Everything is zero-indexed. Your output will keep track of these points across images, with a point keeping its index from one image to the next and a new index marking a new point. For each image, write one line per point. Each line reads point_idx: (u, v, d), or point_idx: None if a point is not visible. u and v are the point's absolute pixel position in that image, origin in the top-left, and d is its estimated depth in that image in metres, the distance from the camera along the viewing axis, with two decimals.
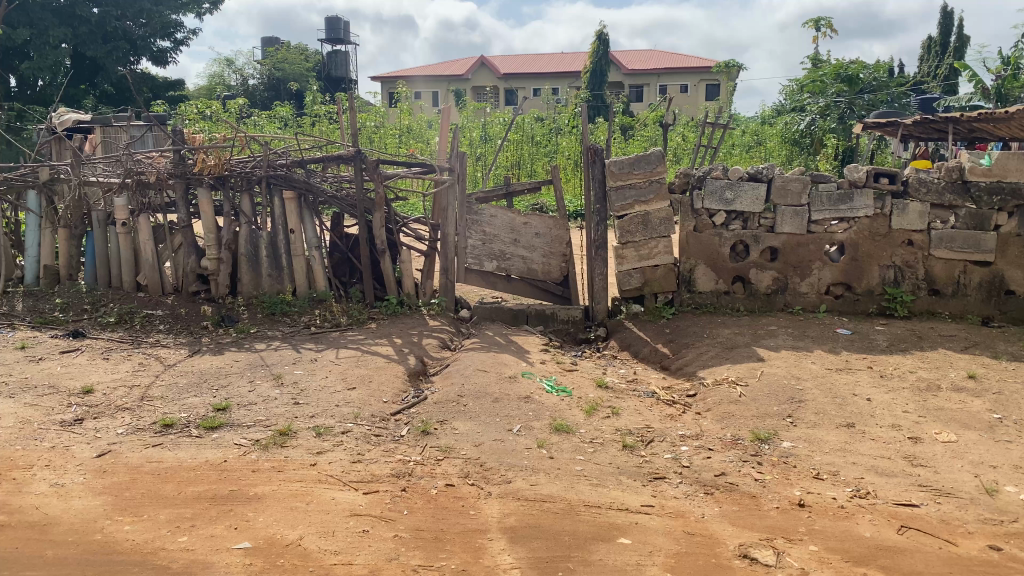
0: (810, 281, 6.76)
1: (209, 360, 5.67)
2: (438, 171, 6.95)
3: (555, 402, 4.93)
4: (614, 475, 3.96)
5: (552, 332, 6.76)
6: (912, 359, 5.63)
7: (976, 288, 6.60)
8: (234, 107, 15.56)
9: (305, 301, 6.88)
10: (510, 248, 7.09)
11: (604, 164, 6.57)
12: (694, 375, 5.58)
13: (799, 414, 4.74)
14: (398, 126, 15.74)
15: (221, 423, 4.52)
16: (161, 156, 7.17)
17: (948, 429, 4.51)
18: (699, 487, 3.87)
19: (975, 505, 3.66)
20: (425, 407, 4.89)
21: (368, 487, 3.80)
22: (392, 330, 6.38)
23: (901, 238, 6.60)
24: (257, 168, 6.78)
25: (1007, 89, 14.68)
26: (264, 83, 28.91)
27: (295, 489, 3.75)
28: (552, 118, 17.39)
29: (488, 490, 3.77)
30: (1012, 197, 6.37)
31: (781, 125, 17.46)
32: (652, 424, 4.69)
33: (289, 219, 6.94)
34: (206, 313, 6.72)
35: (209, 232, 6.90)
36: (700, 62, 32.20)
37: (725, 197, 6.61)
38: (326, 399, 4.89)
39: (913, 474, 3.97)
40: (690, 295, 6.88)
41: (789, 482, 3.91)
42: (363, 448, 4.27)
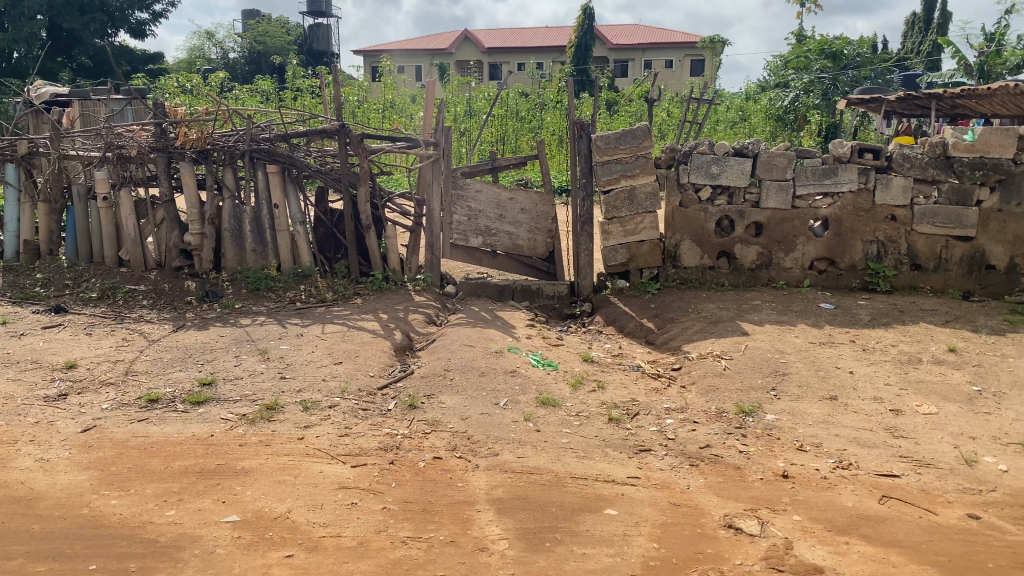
0: (794, 256, 6.80)
1: (194, 335, 5.65)
2: (424, 145, 6.91)
3: (542, 376, 4.96)
4: (600, 448, 3.99)
5: (539, 307, 6.77)
6: (894, 333, 5.70)
7: (958, 263, 6.66)
8: (215, 81, 15.40)
9: (289, 277, 6.84)
10: (495, 223, 7.07)
11: (591, 138, 6.54)
12: (679, 350, 5.62)
13: (783, 387, 4.79)
14: (381, 101, 15.62)
15: (207, 397, 4.51)
16: (143, 129, 7.10)
17: (929, 401, 4.58)
18: (684, 459, 3.91)
19: (955, 475, 3.73)
20: (412, 381, 4.91)
21: (356, 460, 3.81)
22: (378, 305, 6.37)
23: (884, 213, 6.65)
24: (240, 142, 6.73)
25: (989, 66, 14.85)
26: (244, 57, 28.57)
27: (283, 463, 3.75)
28: (537, 94, 17.33)
29: (475, 463, 3.80)
30: (994, 172, 6.45)
31: (765, 100, 17.47)
32: (638, 397, 4.73)
33: (273, 194, 6.88)
34: (190, 289, 6.68)
35: (192, 206, 6.86)
36: (686, 37, 32.15)
37: (710, 171, 6.61)
38: (312, 374, 4.89)
39: (894, 446, 4.03)
40: (675, 270, 6.89)
41: (772, 454, 3.96)
42: (350, 421, 4.28)
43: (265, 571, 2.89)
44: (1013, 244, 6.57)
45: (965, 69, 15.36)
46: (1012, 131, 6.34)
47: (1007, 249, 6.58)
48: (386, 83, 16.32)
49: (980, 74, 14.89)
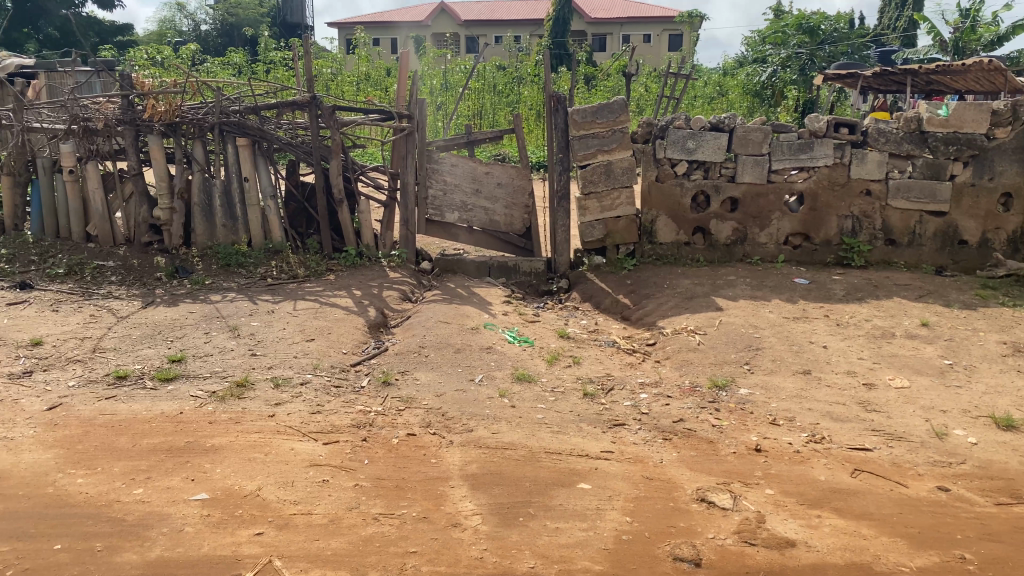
0: (769, 231, 6.81)
1: (164, 311, 5.56)
2: (397, 118, 6.80)
3: (517, 352, 4.93)
4: (575, 423, 3.98)
5: (515, 284, 6.72)
6: (867, 308, 5.72)
7: (931, 239, 6.70)
8: (185, 53, 15.08)
9: (261, 253, 6.74)
10: (471, 198, 7.01)
11: (567, 112, 6.48)
12: (655, 325, 5.61)
13: (757, 361, 4.81)
14: (356, 74, 15.41)
15: (176, 374, 4.44)
16: (109, 101, 6.93)
17: (901, 375, 4.61)
18: (657, 433, 3.91)
19: (926, 448, 3.75)
20: (385, 358, 4.86)
21: (328, 438, 3.77)
22: (352, 282, 6.30)
23: (859, 188, 6.66)
24: (210, 114, 6.59)
25: (964, 42, 14.94)
26: (217, 29, 28.04)
27: (253, 440, 3.70)
28: (514, 67, 17.16)
29: (449, 439, 3.77)
30: (968, 147, 6.46)
31: (743, 76, 17.45)
32: (613, 372, 4.72)
33: (243, 167, 6.76)
34: (160, 265, 6.56)
35: (160, 180, 6.73)
36: (664, 12, 32.02)
37: (686, 146, 6.58)
38: (284, 351, 4.83)
39: (866, 419, 4.05)
40: (651, 246, 6.87)
41: (746, 428, 3.96)
42: (323, 399, 4.23)
43: (234, 549, 2.85)
44: (985, 219, 6.61)
45: (940, 45, 15.43)
46: (985, 106, 6.33)
47: (979, 223, 6.62)
48: (361, 55, 16.08)
49: (955, 50, 14.98)
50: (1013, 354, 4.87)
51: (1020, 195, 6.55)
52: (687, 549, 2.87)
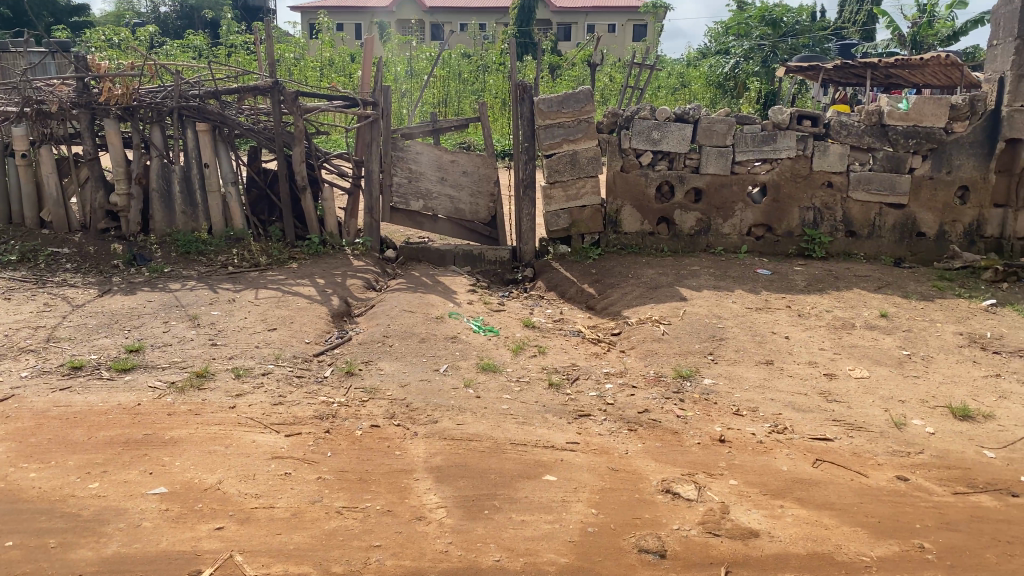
0: (732, 222, 6.86)
1: (121, 300, 5.43)
2: (362, 105, 6.71)
3: (482, 341, 4.91)
4: (540, 414, 3.97)
5: (480, 272, 6.69)
6: (828, 299, 5.79)
7: (890, 230, 6.80)
8: (144, 35, 14.74)
9: (221, 240, 6.62)
10: (436, 187, 6.96)
11: (533, 101, 6.44)
12: (619, 315, 5.62)
13: (720, 351, 4.84)
14: (319, 60, 15.24)
15: (134, 364, 4.35)
16: (64, 83, 6.76)
17: (861, 365, 4.67)
18: (622, 424, 3.91)
19: (885, 438, 3.81)
20: (349, 347, 4.80)
21: (291, 429, 3.72)
22: (315, 270, 6.22)
23: (821, 180, 6.73)
24: (169, 99, 6.45)
25: (921, 37, 15.21)
26: (176, 12, 27.58)
27: (213, 433, 3.63)
28: (478, 56, 17.08)
29: (413, 431, 3.73)
30: (927, 141, 6.54)
31: (706, 67, 17.55)
32: (578, 362, 4.72)
33: (203, 153, 6.62)
34: (116, 252, 6.42)
35: (117, 165, 6.58)
36: (628, 2, 32.08)
37: (651, 137, 6.58)
38: (246, 340, 4.75)
39: (827, 409, 4.11)
40: (615, 236, 6.87)
41: (710, 419, 3.98)
42: (285, 390, 4.17)
43: (194, 544, 2.79)
44: (942, 212, 6.72)
45: (898, 39, 15.69)
46: (944, 101, 6.42)
47: (937, 216, 6.72)
48: (324, 40, 15.87)
49: (912, 44, 15.24)
50: (968, 345, 4.96)
51: (976, 189, 6.66)
52: (652, 541, 2.88)
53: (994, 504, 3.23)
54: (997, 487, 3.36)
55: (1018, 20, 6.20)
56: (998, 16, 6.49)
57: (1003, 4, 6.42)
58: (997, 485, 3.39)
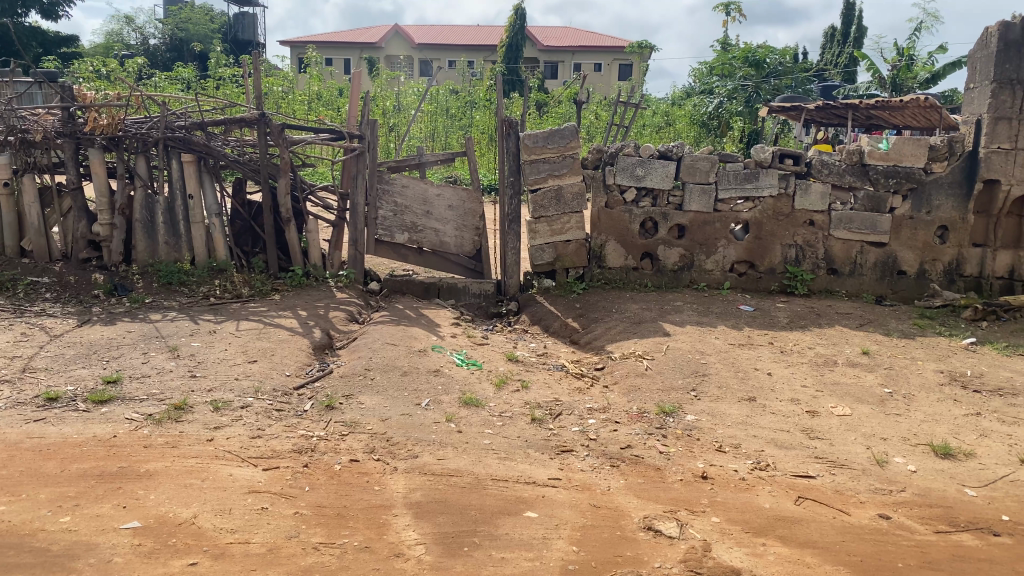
0: (715, 258, 6.89)
1: (100, 330, 5.38)
2: (347, 138, 6.72)
3: (466, 375, 4.88)
4: (522, 449, 3.94)
5: (465, 305, 6.68)
6: (811, 336, 5.81)
7: (872, 268, 6.85)
8: (132, 66, 14.79)
9: (204, 271, 6.59)
10: (422, 220, 6.95)
11: (519, 137, 6.48)
12: (603, 350, 5.62)
13: (703, 388, 4.83)
14: (307, 93, 15.35)
15: (111, 396, 4.29)
16: (49, 112, 6.74)
17: (843, 403, 4.67)
18: (605, 460, 3.88)
19: (866, 476, 3.80)
20: (330, 381, 4.76)
21: (268, 463, 3.67)
22: (297, 302, 6.19)
23: (803, 218, 6.80)
24: (154, 129, 6.46)
25: (901, 80, 15.54)
26: (165, 44, 27.77)
27: (190, 466, 3.58)
28: (466, 92, 17.26)
29: (393, 465, 3.69)
30: (907, 181, 6.62)
31: (690, 106, 17.81)
32: (561, 397, 4.69)
33: (188, 184, 6.63)
34: (97, 282, 6.37)
35: (101, 195, 6.57)
36: (614, 42, 32.56)
37: (635, 173, 6.64)
38: (225, 373, 4.70)
39: (809, 446, 4.10)
40: (599, 270, 6.90)
41: (692, 455, 3.97)
42: (264, 423, 4.12)
43: None
44: (922, 251, 6.78)
45: (879, 82, 16.00)
46: (924, 142, 6.52)
47: (916, 255, 6.79)
48: (313, 74, 15.99)
49: (893, 86, 15.54)
50: (950, 383, 4.98)
51: (955, 229, 6.73)
52: None
53: (976, 543, 3.22)
54: (979, 526, 3.35)
55: (993, 64, 6.30)
56: (975, 60, 6.60)
57: (980, 47, 6.50)
58: (978, 523, 3.38)
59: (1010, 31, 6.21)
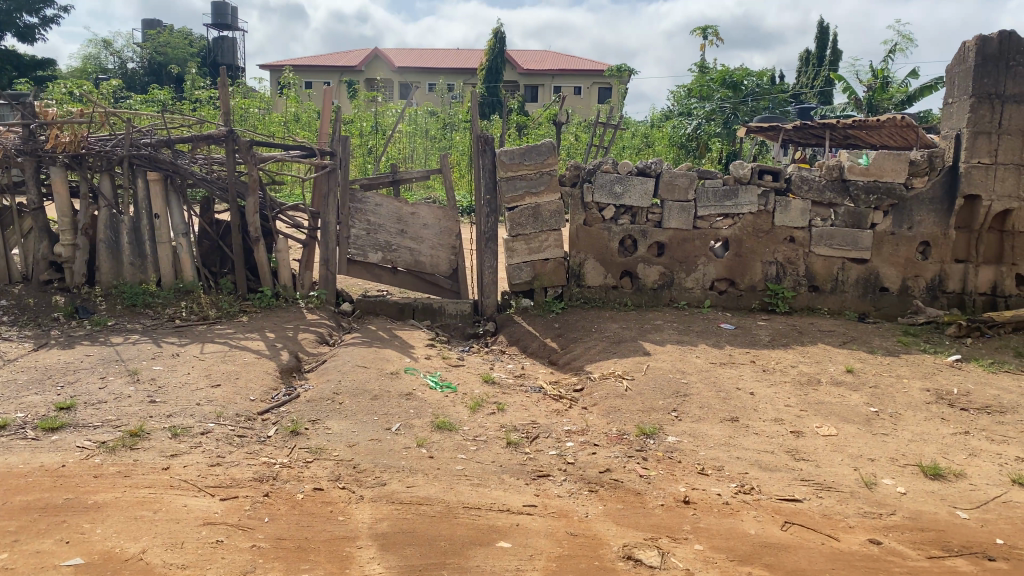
0: (695, 276, 6.76)
1: (58, 354, 5.15)
2: (319, 155, 6.57)
3: (439, 398, 4.70)
4: (496, 474, 3.75)
5: (440, 326, 6.51)
6: (794, 354, 5.68)
7: (854, 285, 6.74)
8: (106, 88, 14.57)
9: (170, 293, 6.38)
10: (395, 239, 6.78)
11: (495, 153, 6.35)
12: (581, 370, 5.46)
13: (685, 408, 4.67)
14: (284, 115, 15.21)
15: (63, 423, 4.06)
16: (10, 130, 6.53)
17: (829, 422, 4.53)
18: (583, 485, 3.70)
19: (855, 499, 3.65)
20: (296, 405, 4.56)
21: (226, 493, 3.46)
22: (266, 324, 5.98)
23: (784, 235, 6.70)
24: (119, 147, 6.27)
25: (876, 101, 15.67)
26: (144, 68, 27.58)
27: (142, 497, 3.36)
28: (444, 113, 17.17)
29: (359, 494, 3.49)
30: (887, 197, 6.54)
31: (668, 127, 17.83)
32: (538, 419, 4.51)
33: (153, 204, 6.42)
34: (58, 304, 6.15)
35: (63, 215, 6.38)
36: (594, 65, 32.74)
37: (613, 190, 6.53)
38: (187, 397, 4.49)
39: (795, 468, 3.94)
40: (578, 289, 6.75)
41: (673, 478, 3.79)
42: (224, 450, 3.91)
43: None
44: (904, 267, 6.68)
45: (855, 103, 16.12)
46: (904, 157, 6.45)
47: (899, 271, 6.69)
48: (290, 96, 15.86)
49: (868, 107, 15.66)
50: (936, 401, 4.86)
51: (937, 245, 6.65)
52: None
53: (971, 569, 3.07)
54: (973, 550, 3.21)
55: (971, 78, 6.24)
56: (953, 75, 6.55)
57: (958, 62, 6.46)
58: (972, 548, 3.23)
59: (987, 45, 6.18)
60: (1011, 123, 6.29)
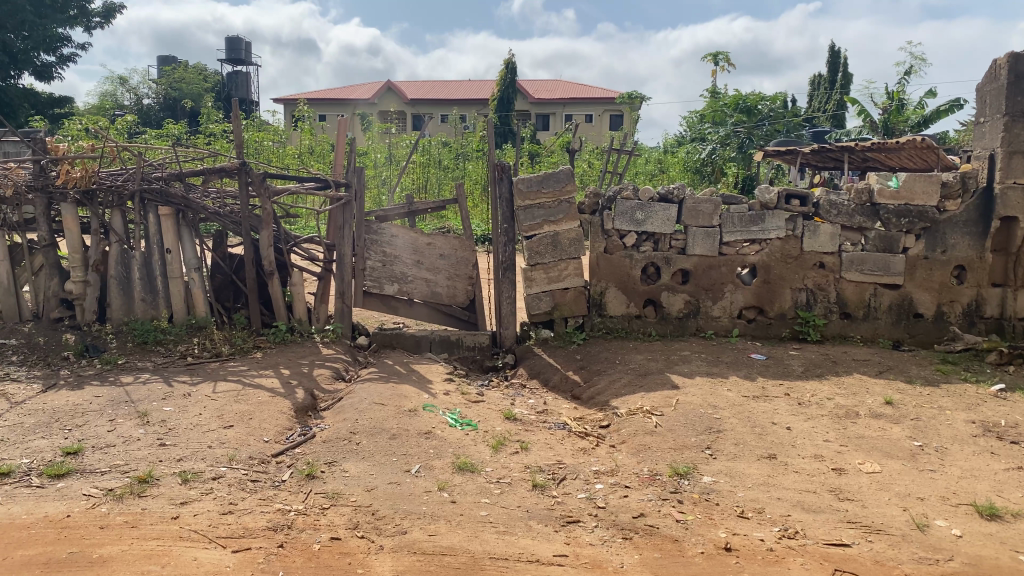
0: (722, 304, 6.55)
1: (66, 396, 4.98)
2: (333, 186, 6.43)
3: (459, 437, 4.49)
4: (523, 521, 3.54)
5: (459, 359, 6.32)
6: (828, 386, 5.45)
7: (887, 311, 6.51)
8: (121, 124, 14.56)
9: (182, 329, 6.24)
10: (412, 270, 6.62)
11: (512, 181, 6.21)
12: (608, 405, 5.24)
13: (718, 445, 4.45)
14: (297, 147, 15.18)
15: (69, 470, 3.89)
16: (20, 166, 6.43)
17: (871, 458, 4.29)
18: (616, 532, 3.48)
19: (908, 543, 3.40)
20: (312, 447, 4.37)
21: (239, 544, 3.26)
22: (280, 360, 5.81)
23: (812, 260, 6.49)
24: (130, 182, 6.16)
25: (892, 123, 15.49)
26: (159, 104, 27.79)
27: (149, 549, 3.17)
28: (457, 143, 17.13)
29: (379, 544, 3.29)
30: (919, 220, 6.34)
31: (682, 153, 17.69)
32: (564, 459, 4.30)
33: (165, 238, 6.29)
34: (69, 342, 6.02)
35: (74, 252, 6.26)
36: (605, 93, 32.76)
37: (635, 218, 6.36)
38: (198, 440, 4.30)
39: (840, 510, 3.71)
40: (600, 319, 6.55)
41: (712, 523, 3.56)
42: (237, 496, 3.71)
43: None
44: (939, 292, 6.45)
45: (870, 126, 15.94)
46: (935, 178, 6.24)
47: (933, 296, 6.46)
48: (304, 128, 15.84)
49: (884, 129, 15.48)
50: (983, 434, 4.61)
51: (973, 269, 6.42)
52: None
53: None
54: None
55: (1004, 96, 6.05)
56: (984, 93, 6.37)
57: (989, 80, 6.27)
58: None
59: (1020, 63, 6.00)
60: None
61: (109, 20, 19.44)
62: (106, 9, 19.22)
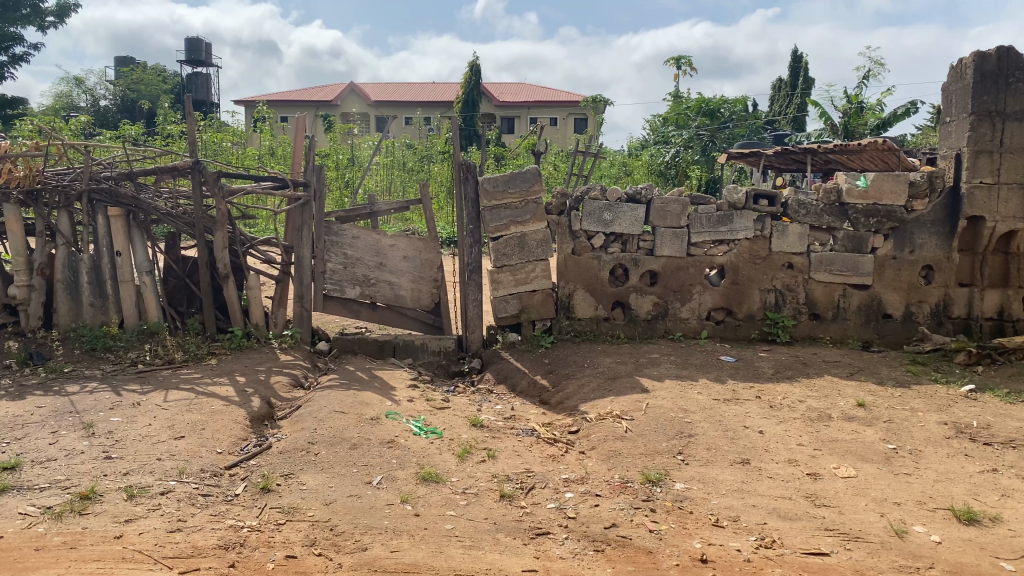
0: (691, 306, 6.45)
1: (6, 407, 4.71)
2: (292, 186, 6.21)
3: (424, 446, 4.32)
4: (490, 534, 3.37)
5: (423, 364, 6.13)
6: (800, 388, 5.36)
7: (856, 312, 6.46)
8: (74, 125, 14.11)
9: (133, 335, 5.97)
10: (374, 272, 6.43)
11: (477, 181, 6.06)
12: (576, 411, 5.09)
13: (690, 450, 4.33)
14: (257, 149, 14.85)
15: (4, 487, 3.63)
16: None
17: (846, 463, 4.20)
18: (588, 544, 3.33)
19: (887, 550, 3.30)
20: (267, 458, 4.15)
21: (187, 564, 3.05)
22: (235, 367, 5.58)
23: (781, 261, 6.43)
24: (77, 181, 5.88)
25: (852, 127, 15.60)
26: (116, 105, 27.15)
27: (89, 573, 2.95)
28: (421, 145, 16.95)
29: (337, 562, 3.10)
30: (887, 219, 6.31)
31: (647, 156, 17.67)
32: (533, 467, 4.14)
33: (115, 240, 6.02)
34: (11, 350, 5.72)
35: (17, 255, 5.95)
36: (569, 97, 32.72)
37: (603, 218, 6.24)
38: (146, 452, 4.07)
39: (817, 517, 3.60)
40: (568, 322, 6.41)
41: (687, 533, 3.43)
42: (186, 512, 3.50)
43: None
44: (907, 293, 6.42)
45: (831, 129, 16.05)
46: (903, 178, 6.22)
47: (902, 296, 6.42)
48: (264, 130, 15.50)
49: (845, 132, 15.59)
50: (957, 436, 4.55)
51: (940, 269, 6.40)
52: None
53: None
54: None
55: (970, 96, 6.04)
56: (949, 93, 6.35)
57: (954, 80, 6.26)
58: None
59: (985, 62, 5.98)
60: (1012, 142, 6.09)
61: (62, 18, 18.90)
62: (60, 8, 18.71)
